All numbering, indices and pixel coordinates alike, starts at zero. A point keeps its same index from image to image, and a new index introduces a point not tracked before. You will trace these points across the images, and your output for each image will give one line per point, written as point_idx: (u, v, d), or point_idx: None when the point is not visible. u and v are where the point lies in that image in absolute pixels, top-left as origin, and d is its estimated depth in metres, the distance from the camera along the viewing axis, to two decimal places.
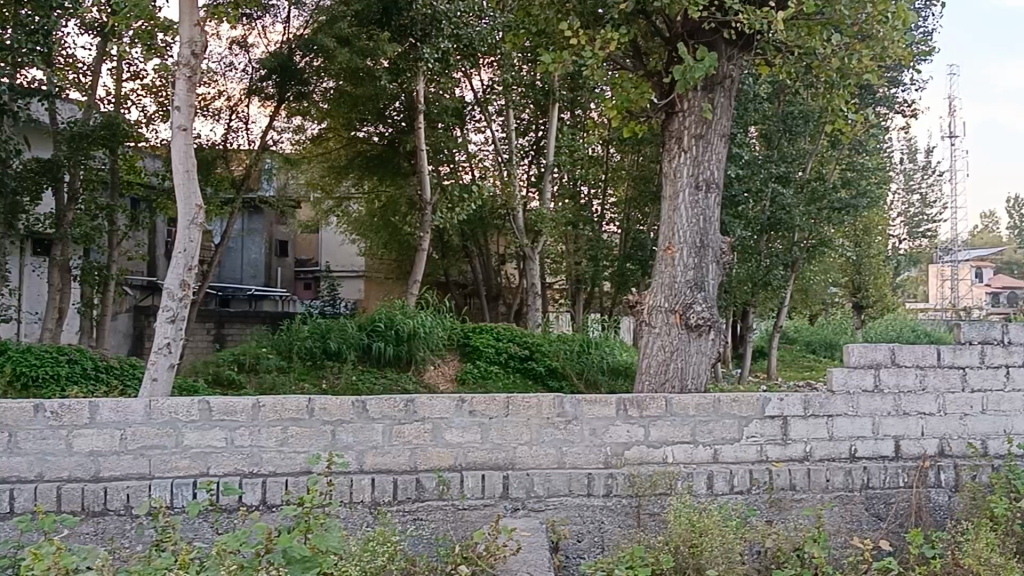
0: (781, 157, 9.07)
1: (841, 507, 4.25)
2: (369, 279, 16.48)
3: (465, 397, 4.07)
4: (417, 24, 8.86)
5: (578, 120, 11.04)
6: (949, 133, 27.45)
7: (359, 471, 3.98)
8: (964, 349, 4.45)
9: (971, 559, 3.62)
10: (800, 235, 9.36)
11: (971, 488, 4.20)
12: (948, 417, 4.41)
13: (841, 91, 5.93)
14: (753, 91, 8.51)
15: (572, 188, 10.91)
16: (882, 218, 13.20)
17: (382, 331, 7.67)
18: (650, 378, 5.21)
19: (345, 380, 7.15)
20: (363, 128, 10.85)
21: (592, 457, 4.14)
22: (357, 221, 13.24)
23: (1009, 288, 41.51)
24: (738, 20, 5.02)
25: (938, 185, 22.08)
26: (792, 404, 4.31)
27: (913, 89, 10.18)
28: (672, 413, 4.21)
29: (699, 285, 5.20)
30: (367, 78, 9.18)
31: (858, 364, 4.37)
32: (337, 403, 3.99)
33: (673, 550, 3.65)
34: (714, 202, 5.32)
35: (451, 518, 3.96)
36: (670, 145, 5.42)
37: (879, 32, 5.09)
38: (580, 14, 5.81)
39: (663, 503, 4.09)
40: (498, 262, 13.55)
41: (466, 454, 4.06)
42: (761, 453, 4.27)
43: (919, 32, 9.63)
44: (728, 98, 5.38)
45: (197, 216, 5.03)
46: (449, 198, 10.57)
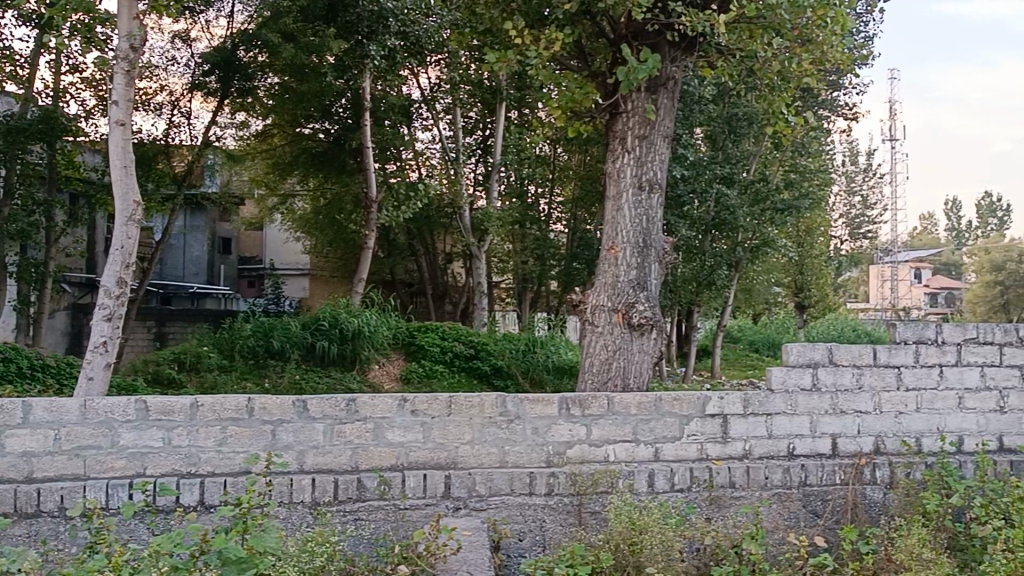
0: (726, 158, 9.17)
1: (779, 504, 4.32)
2: (314, 277, 16.34)
3: (408, 396, 4.05)
4: (364, 20, 8.75)
5: (525, 119, 11.05)
6: (889, 135, 28.06)
7: (300, 470, 3.95)
8: (899, 349, 4.53)
9: (904, 555, 3.68)
10: (743, 235, 9.41)
11: (904, 486, 4.28)
12: (883, 415, 4.49)
13: (783, 93, 6.03)
14: (696, 91, 8.60)
15: (520, 187, 10.87)
16: (824, 219, 13.40)
17: (326, 330, 7.60)
18: (593, 378, 5.21)
19: (289, 378, 7.08)
20: (309, 124, 10.67)
21: (533, 456, 4.15)
22: (301, 219, 13.13)
23: (945, 288, 42.58)
24: (681, 23, 5.06)
25: (878, 186, 22.51)
26: (732, 402, 4.36)
27: (854, 93, 10.37)
28: (614, 412, 4.23)
29: (641, 284, 5.24)
30: (312, 73, 9.15)
31: (797, 363, 4.43)
32: (277, 402, 3.94)
33: (613, 548, 3.67)
34: (656, 202, 5.36)
35: (392, 518, 3.95)
36: (614, 145, 5.45)
37: (819, 37, 5.22)
38: (524, 14, 5.82)
39: (605, 501, 4.11)
40: (445, 261, 13.52)
41: (408, 453, 4.04)
42: (701, 451, 4.31)
43: (860, 36, 9.83)
44: (671, 99, 5.42)
45: (134, 212, 4.94)
46: (395, 196, 10.48)
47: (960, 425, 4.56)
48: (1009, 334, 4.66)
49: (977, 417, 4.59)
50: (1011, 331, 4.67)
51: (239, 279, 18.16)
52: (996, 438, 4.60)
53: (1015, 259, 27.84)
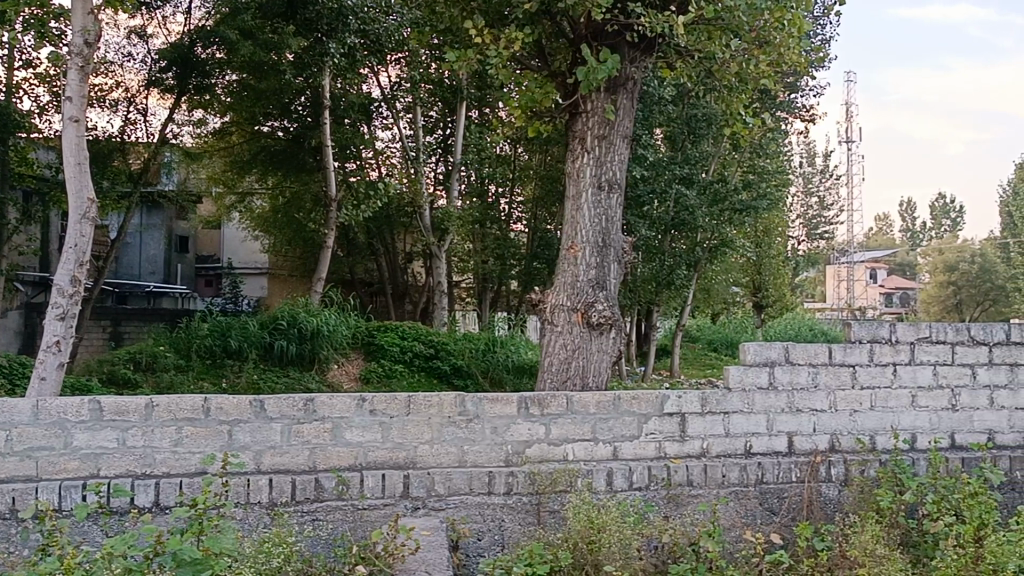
0: (685, 159, 9.23)
1: (736, 502, 4.36)
2: (273, 276, 16.22)
3: (367, 396, 4.03)
4: (324, 18, 8.66)
5: (486, 119, 11.04)
6: (846, 137, 28.39)
7: (257, 471, 3.92)
8: (854, 348, 4.59)
9: (859, 551, 3.73)
10: (702, 235, 9.47)
11: (859, 483, 4.34)
12: (838, 413, 4.55)
13: (741, 94, 6.09)
14: (656, 92, 8.62)
15: (480, 187, 10.82)
16: (782, 220, 13.52)
17: (284, 329, 7.54)
18: (552, 376, 5.22)
19: (247, 378, 7.01)
20: (268, 123, 10.53)
21: (492, 456, 4.15)
22: (260, 217, 13.03)
23: (899, 288, 43.18)
24: (641, 23, 5.07)
25: (835, 187, 22.77)
26: (691, 401, 4.39)
27: (811, 94, 10.47)
28: (573, 411, 4.24)
29: (601, 283, 5.25)
30: (271, 71, 9.06)
31: (754, 362, 4.47)
32: (234, 402, 3.91)
33: (572, 547, 3.69)
34: (616, 202, 5.39)
35: (350, 517, 3.93)
36: (574, 145, 5.46)
37: (776, 39, 5.30)
38: (484, 13, 5.80)
39: (563, 500, 4.12)
40: (405, 260, 13.48)
41: (367, 453, 4.02)
42: (659, 449, 4.34)
43: (817, 39, 9.93)
44: (631, 100, 5.45)
45: (89, 210, 4.86)
46: (355, 194, 10.43)
47: (913, 423, 4.64)
48: (961, 333, 4.74)
49: (930, 414, 4.66)
50: (963, 330, 4.75)
51: (197, 278, 17.98)
52: (948, 436, 4.68)
53: (968, 259, 28.28)
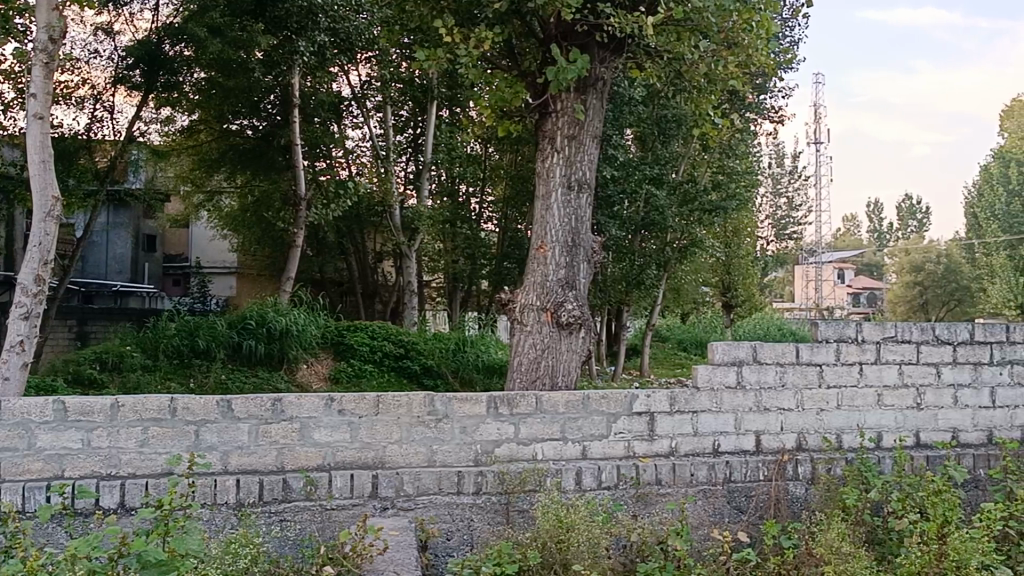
0: (655, 159, 9.26)
1: (704, 500, 4.38)
2: (242, 276, 16.11)
3: (335, 395, 4.01)
4: (293, 17, 8.55)
5: (456, 118, 11.02)
6: (814, 139, 28.60)
7: (224, 471, 3.88)
8: (821, 348, 4.62)
9: (825, 549, 3.76)
10: (672, 235, 9.50)
11: (826, 481, 4.38)
12: (805, 412, 4.58)
13: (709, 94, 6.14)
14: (626, 92, 8.63)
15: (451, 186, 10.80)
16: (751, 221, 13.62)
17: (253, 328, 7.49)
18: (522, 376, 5.22)
19: (214, 379, 6.96)
20: (236, 121, 10.42)
21: (462, 455, 4.14)
22: (228, 216, 12.93)
23: (867, 289, 43.59)
24: (610, 24, 5.08)
25: (803, 188, 22.94)
26: (659, 400, 4.40)
27: (779, 96, 10.55)
28: (542, 411, 4.25)
29: (570, 283, 5.26)
30: (240, 69, 9.00)
31: (722, 361, 4.49)
32: (201, 402, 3.87)
33: (541, 546, 3.68)
34: (585, 202, 5.40)
35: (318, 518, 3.91)
36: (543, 145, 5.46)
37: (744, 40, 5.40)
38: (454, 13, 5.77)
39: (533, 499, 4.13)
40: (375, 260, 13.44)
41: (336, 453, 4.00)
42: (628, 448, 4.35)
43: (785, 41, 10.02)
44: (600, 100, 5.46)
45: (53, 208, 4.80)
46: (325, 194, 10.38)
47: (879, 421, 4.68)
48: (926, 332, 4.79)
49: (896, 413, 4.71)
50: (927, 330, 4.80)
51: (164, 277, 17.83)
52: (913, 434, 4.73)
53: (934, 259, 28.58)
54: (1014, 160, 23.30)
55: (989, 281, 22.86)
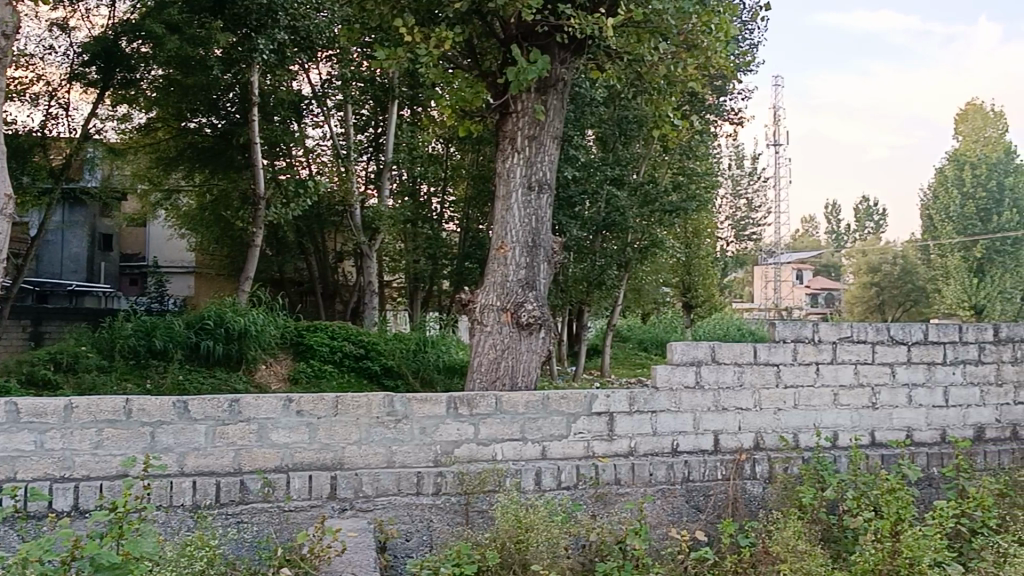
0: (616, 160, 9.29)
1: (662, 500, 4.40)
2: (200, 275, 15.96)
3: (293, 396, 3.97)
4: (252, 14, 8.43)
5: (417, 118, 10.99)
6: (774, 140, 28.83)
7: (180, 473, 3.84)
8: (778, 348, 4.66)
9: (780, 547, 3.80)
10: (632, 236, 9.53)
11: (782, 480, 4.43)
12: (763, 412, 4.62)
13: (669, 96, 6.15)
14: (587, 93, 8.67)
15: (412, 186, 10.75)
16: (711, 222, 13.70)
17: (210, 329, 7.39)
18: (481, 376, 5.20)
19: (171, 379, 6.87)
20: (194, 118, 10.31)
21: (421, 456, 4.12)
22: (186, 215, 12.80)
23: (824, 290, 44.06)
24: (570, 25, 5.08)
25: (762, 189, 23.13)
26: (618, 400, 4.41)
27: (739, 98, 10.63)
28: (501, 411, 4.24)
29: (530, 284, 5.27)
30: (198, 66, 8.90)
31: (680, 361, 4.51)
32: (157, 403, 3.82)
33: (499, 547, 3.68)
34: (545, 202, 5.41)
35: (276, 520, 3.88)
36: (503, 145, 5.46)
37: (703, 42, 5.37)
38: (415, 13, 5.70)
39: (491, 500, 4.13)
40: (335, 259, 13.37)
41: (293, 454, 3.97)
42: (587, 449, 4.36)
43: (744, 43, 10.09)
44: (560, 100, 5.47)
45: (7, 207, 4.71)
46: (284, 193, 10.29)
47: (834, 421, 4.74)
48: (881, 332, 4.85)
49: (851, 413, 4.77)
50: (883, 330, 4.85)
51: (121, 276, 17.62)
52: (868, 433, 4.79)
53: (890, 260, 28.91)
54: (968, 163, 23.67)
55: (944, 282, 23.21)
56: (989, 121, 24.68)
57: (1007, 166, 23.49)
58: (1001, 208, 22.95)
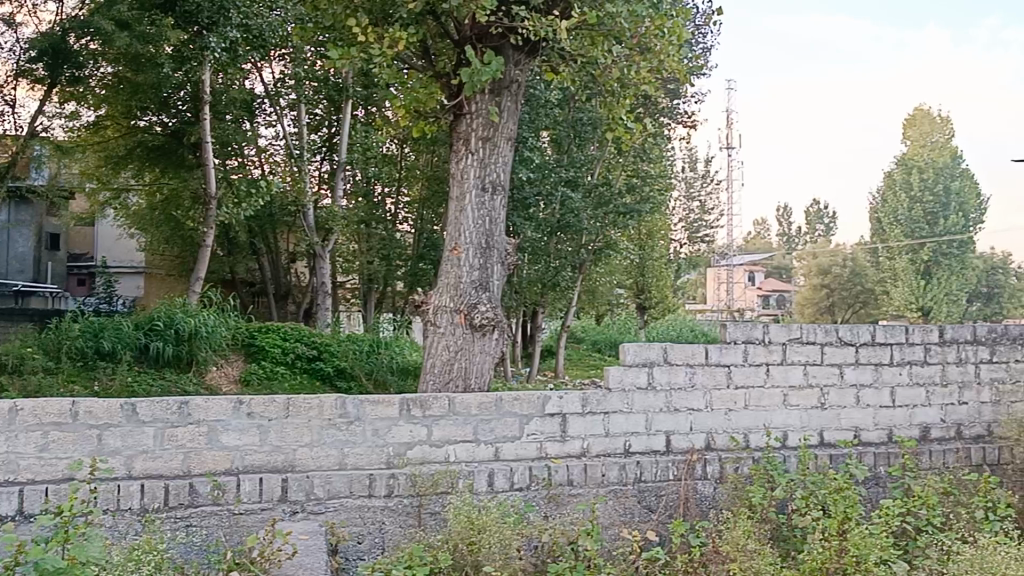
0: (571, 162, 9.32)
1: (615, 500, 4.43)
2: (150, 276, 15.77)
3: (244, 398, 3.94)
4: (203, 11, 8.35)
5: (371, 118, 10.94)
6: (726, 143, 29.08)
7: (128, 476, 3.79)
8: (730, 349, 4.71)
9: (730, 547, 3.83)
10: (587, 237, 9.56)
11: (733, 480, 4.47)
12: (714, 412, 4.67)
13: (622, 99, 6.18)
14: (541, 95, 8.71)
15: (365, 187, 10.69)
16: (664, 224, 13.79)
17: (160, 330, 7.29)
18: (434, 378, 5.18)
19: (120, 381, 6.77)
20: (144, 117, 10.33)
21: (373, 458, 4.11)
22: (136, 214, 12.63)
23: (776, 292, 44.54)
24: (524, 27, 5.08)
25: (714, 192, 23.32)
26: (571, 401, 4.43)
27: (692, 101, 10.72)
28: (454, 413, 4.23)
29: (483, 285, 5.27)
30: (148, 64, 8.75)
31: (633, 362, 4.54)
32: (104, 405, 3.77)
33: (451, 548, 3.68)
34: (499, 203, 5.41)
35: (225, 523, 3.84)
36: (457, 145, 5.45)
37: (656, 46, 5.40)
38: (368, 12, 5.66)
39: (444, 501, 4.12)
40: (288, 260, 13.27)
41: (244, 456, 3.93)
42: (540, 450, 4.37)
43: (698, 47, 10.18)
44: (514, 102, 5.48)
45: None
46: (236, 193, 10.17)
47: (784, 421, 4.80)
48: (830, 334, 4.92)
49: (801, 413, 4.83)
50: (832, 331, 4.93)
51: (68, 276, 17.34)
52: (817, 433, 4.86)
53: (839, 263, 29.31)
54: (915, 167, 24.05)
55: (892, 284, 23.58)
56: (937, 126, 25.07)
57: (953, 171, 23.92)
58: (948, 212, 23.36)
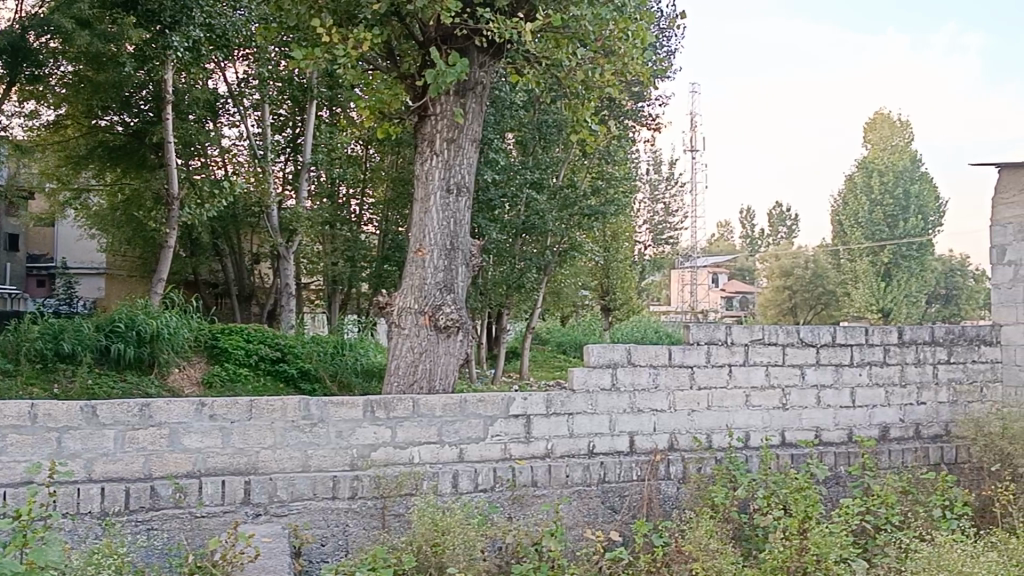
0: (536, 164, 9.35)
1: (579, 501, 4.45)
2: (111, 277, 15.63)
3: (206, 400, 3.92)
4: (167, 10, 8.28)
5: (335, 118, 10.90)
6: (690, 146, 29.29)
7: (87, 480, 3.75)
8: (693, 349, 4.76)
9: (693, 546, 3.87)
10: (552, 238, 9.59)
11: (695, 480, 4.52)
12: (677, 413, 4.72)
13: (587, 101, 6.21)
14: (507, 97, 8.74)
15: (330, 188, 10.64)
16: (628, 225, 13.87)
17: (121, 332, 7.21)
18: (399, 380, 5.18)
19: (80, 383, 6.70)
20: (105, 116, 10.11)
21: (337, 460, 4.11)
22: (97, 215, 12.49)
23: (740, 293, 44.91)
24: (489, 29, 5.09)
25: (679, 194, 23.45)
26: (535, 403, 4.46)
27: (656, 104, 10.79)
28: (419, 414, 4.24)
29: (448, 286, 5.28)
30: (110, 63, 8.66)
31: (598, 363, 4.57)
32: (63, 408, 3.74)
33: (416, 550, 3.69)
34: (463, 205, 5.43)
35: (187, 526, 3.82)
36: (422, 147, 5.45)
37: (620, 48, 5.43)
38: (332, 12, 5.63)
39: (409, 503, 4.13)
40: (251, 261, 13.19)
41: (206, 459, 3.92)
42: (504, 451, 4.39)
43: (662, 50, 10.25)
44: (479, 104, 5.50)
45: None
46: (199, 194, 10.09)
47: (746, 421, 4.86)
48: (791, 335, 4.98)
49: (763, 413, 4.90)
50: (793, 332, 4.99)
51: (27, 278, 17.13)
52: (779, 433, 4.92)
53: (801, 265, 29.57)
54: (876, 171, 24.34)
55: (853, 285, 23.83)
56: (896, 129, 25.39)
57: (913, 174, 24.26)
58: (907, 214, 23.71)
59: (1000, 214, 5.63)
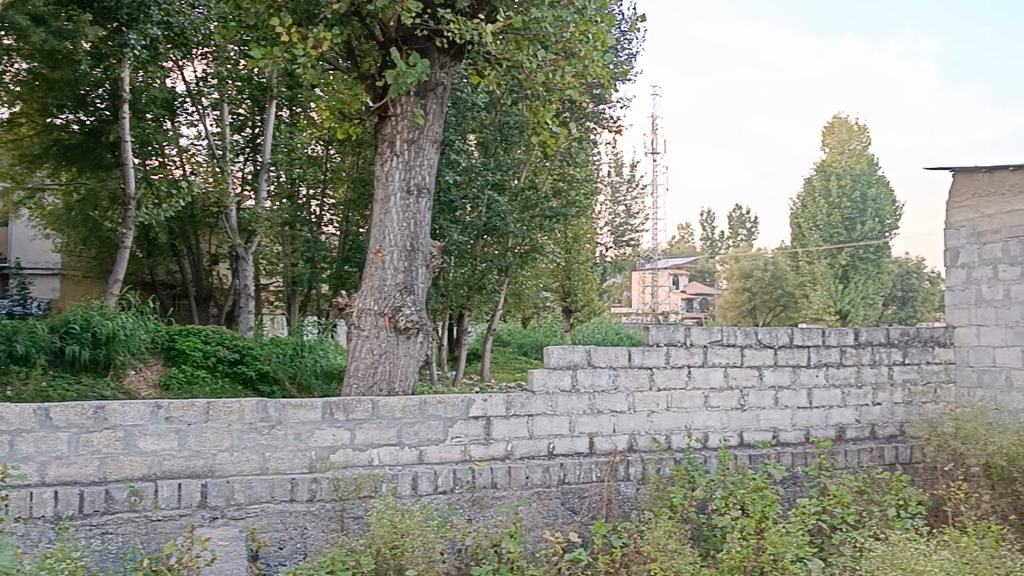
0: (497, 166, 9.35)
1: (537, 502, 4.45)
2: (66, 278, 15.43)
3: (162, 402, 3.88)
4: (123, 8, 8.09)
5: (295, 118, 10.82)
6: (652, 148, 29.45)
7: (41, 483, 3.69)
8: (651, 351, 4.79)
9: (651, 547, 3.88)
10: (513, 240, 9.58)
11: (654, 480, 4.54)
12: (636, 414, 4.74)
13: (547, 103, 6.23)
14: (468, 98, 8.72)
15: (290, 188, 10.53)
16: (589, 227, 13.92)
17: (76, 333, 7.10)
18: (357, 382, 5.15)
19: (34, 386, 6.60)
20: (60, 115, 9.96)
21: (296, 462, 4.07)
22: (52, 215, 12.31)
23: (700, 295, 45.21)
24: (450, 30, 5.07)
25: (640, 196, 23.55)
26: (495, 404, 4.45)
27: (617, 106, 10.83)
28: (378, 416, 4.22)
29: (408, 287, 5.26)
30: (65, 60, 8.53)
31: (557, 364, 4.57)
32: (16, 410, 3.68)
33: (374, 553, 3.66)
34: (423, 206, 5.42)
35: (143, 530, 3.76)
36: (382, 148, 5.43)
37: (581, 51, 5.45)
38: (292, 12, 5.59)
39: (367, 505, 4.10)
40: (209, 261, 13.07)
41: (161, 462, 3.88)
42: (464, 453, 4.38)
43: (623, 53, 10.30)
44: (440, 105, 5.49)
45: None
46: (156, 194, 9.96)
47: (705, 422, 4.89)
48: (749, 336, 5.03)
49: (721, 414, 4.93)
50: (751, 334, 5.03)
51: None
52: (737, 434, 4.96)
53: (760, 267, 29.80)
54: (834, 174, 24.60)
55: (810, 288, 24.05)
56: (854, 133, 25.65)
57: (869, 178, 24.58)
58: (864, 217, 24.04)
59: (953, 218, 5.72)
